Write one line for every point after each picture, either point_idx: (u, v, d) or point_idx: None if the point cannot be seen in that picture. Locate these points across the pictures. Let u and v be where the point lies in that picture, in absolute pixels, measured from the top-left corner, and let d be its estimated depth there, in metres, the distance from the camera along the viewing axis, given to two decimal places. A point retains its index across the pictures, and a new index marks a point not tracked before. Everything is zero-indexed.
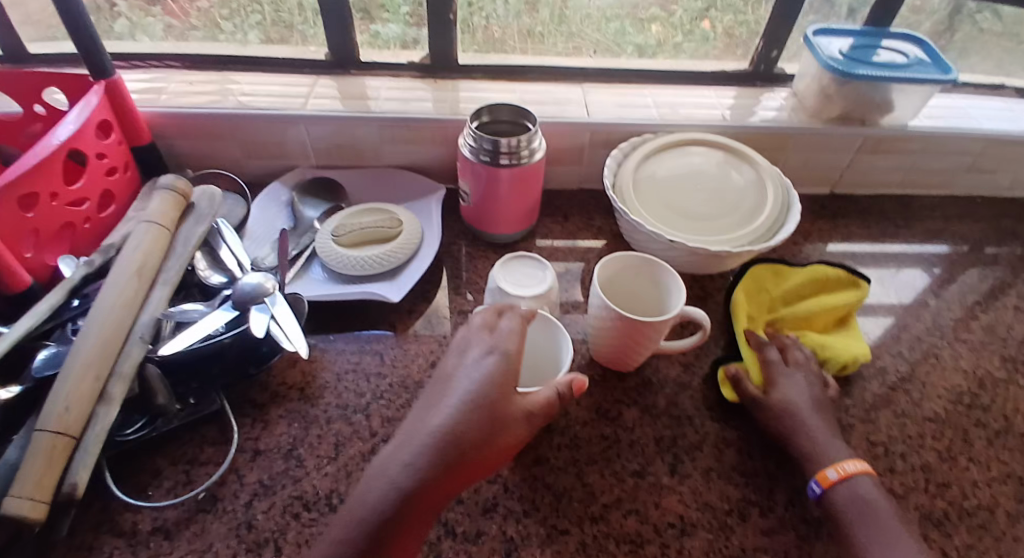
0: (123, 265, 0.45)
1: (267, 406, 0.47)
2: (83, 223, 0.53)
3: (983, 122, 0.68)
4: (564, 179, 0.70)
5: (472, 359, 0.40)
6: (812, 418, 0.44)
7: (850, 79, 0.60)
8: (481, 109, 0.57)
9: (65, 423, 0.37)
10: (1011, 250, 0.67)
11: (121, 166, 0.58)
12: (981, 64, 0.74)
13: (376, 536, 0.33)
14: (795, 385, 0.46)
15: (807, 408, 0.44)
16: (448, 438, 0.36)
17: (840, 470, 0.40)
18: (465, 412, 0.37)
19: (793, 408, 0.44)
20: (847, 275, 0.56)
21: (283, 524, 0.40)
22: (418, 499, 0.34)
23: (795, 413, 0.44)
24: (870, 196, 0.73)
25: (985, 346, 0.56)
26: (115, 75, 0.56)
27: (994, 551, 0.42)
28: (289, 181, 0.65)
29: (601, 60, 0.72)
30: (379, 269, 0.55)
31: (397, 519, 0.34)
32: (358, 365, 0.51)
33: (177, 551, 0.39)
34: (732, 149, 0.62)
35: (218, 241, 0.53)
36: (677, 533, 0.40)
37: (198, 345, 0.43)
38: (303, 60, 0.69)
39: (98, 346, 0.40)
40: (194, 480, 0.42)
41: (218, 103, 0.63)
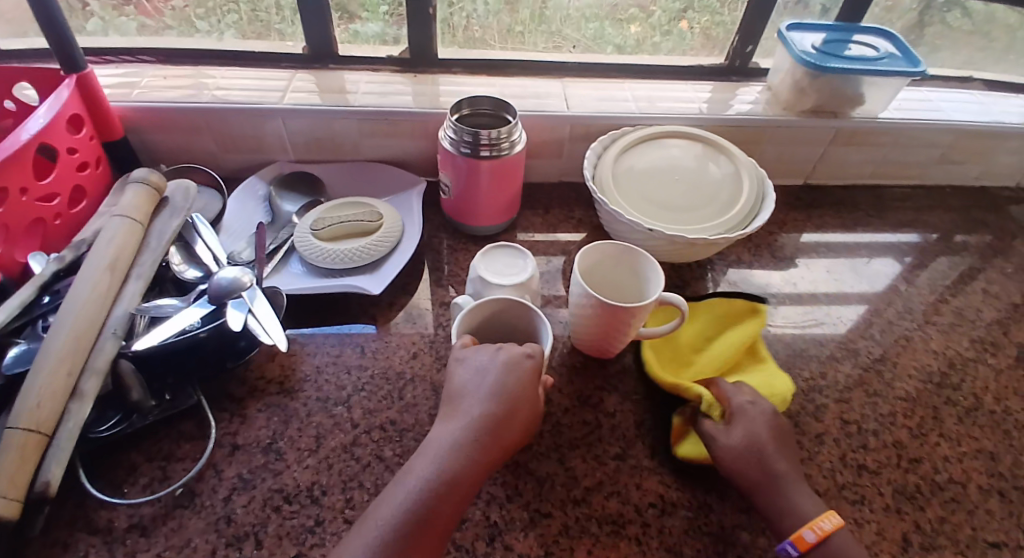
0: (96, 260, 0.45)
1: (246, 400, 0.46)
2: (53, 219, 0.52)
3: (951, 114, 0.70)
4: (544, 172, 0.70)
5: (498, 352, 0.42)
6: (777, 459, 0.40)
7: (823, 72, 0.62)
8: (461, 101, 0.57)
9: (38, 419, 0.36)
10: (979, 237, 0.69)
11: (92, 161, 0.57)
12: (949, 58, 0.77)
13: (425, 521, 0.34)
14: (753, 421, 0.42)
15: (771, 447, 0.41)
16: (489, 429, 0.38)
17: (818, 530, 0.36)
18: (503, 406, 0.39)
19: (756, 447, 0.41)
20: (747, 304, 0.54)
21: (264, 517, 0.40)
22: (460, 485, 0.36)
23: (761, 454, 0.40)
24: (844, 187, 0.74)
25: (955, 329, 0.58)
26: (87, 69, 0.55)
27: (966, 522, 0.43)
28: (266, 175, 0.64)
29: (581, 55, 0.72)
30: (359, 263, 0.55)
31: (444, 505, 0.35)
32: (339, 357, 0.50)
33: (154, 547, 0.38)
34: (710, 141, 0.63)
35: (193, 236, 0.52)
36: (658, 513, 0.41)
37: (173, 339, 0.42)
38: (280, 55, 0.68)
39: (70, 341, 0.40)
40: (171, 476, 0.41)
41: (194, 97, 0.62)
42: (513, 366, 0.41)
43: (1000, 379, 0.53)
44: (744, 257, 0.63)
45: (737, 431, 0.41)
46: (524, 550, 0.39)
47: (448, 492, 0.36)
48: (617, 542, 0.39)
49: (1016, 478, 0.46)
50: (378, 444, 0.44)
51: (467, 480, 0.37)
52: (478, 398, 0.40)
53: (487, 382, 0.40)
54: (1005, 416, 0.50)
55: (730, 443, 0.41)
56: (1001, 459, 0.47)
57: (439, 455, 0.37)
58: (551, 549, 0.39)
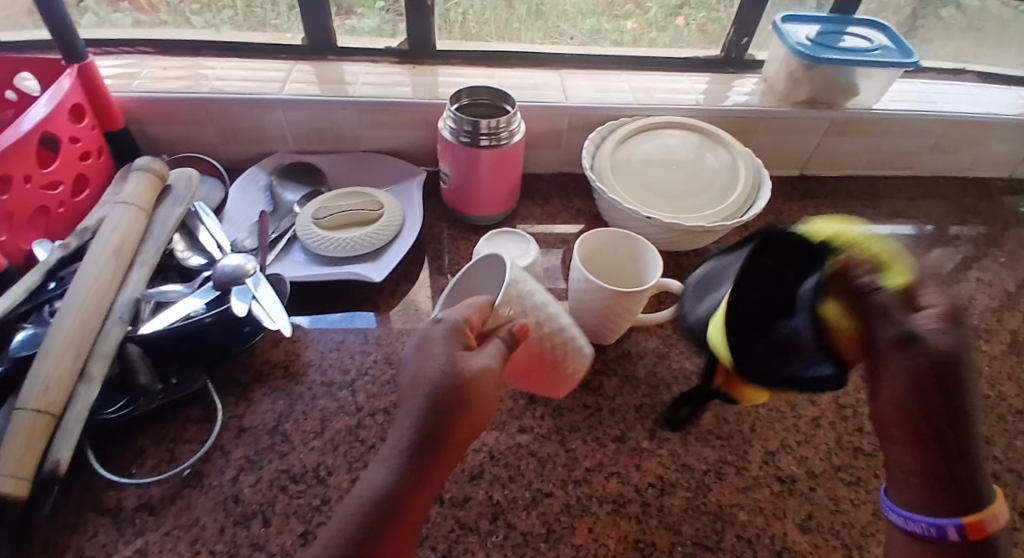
0: (101, 247, 0.45)
1: (251, 384, 0.47)
2: (57, 207, 0.52)
3: (944, 105, 0.71)
4: (543, 163, 0.71)
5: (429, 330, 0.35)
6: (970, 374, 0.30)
7: (817, 63, 0.62)
8: (460, 92, 0.57)
9: (46, 401, 0.37)
10: (971, 226, 0.70)
11: (94, 150, 0.57)
12: (943, 50, 0.77)
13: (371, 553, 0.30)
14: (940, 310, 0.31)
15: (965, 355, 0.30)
16: (434, 417, 0.32)
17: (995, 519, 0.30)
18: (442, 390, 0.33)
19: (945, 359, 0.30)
20: None
21: (271, 496, 0.40)
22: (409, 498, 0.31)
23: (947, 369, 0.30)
24: (838, 177, 0.75)
25: None
26: (88, 59, 0.55)
27: None
28: (267, 165, 0.64)
29: (578, 46, 0.73)
30: (361, 251, 0.55)
31: (395, 519, 0.31)
32: (343, 343, 0.51)
33: (163, 526, 0.39)
34: (707, 132, 0.64)
35: (195, 224, 0.53)
36: (657, 492, 0.42)
37: (178, 324, 0.43)
38: (279, 46, 0.68)
39: (77, 324, 0.40)
40: (178, 458, 0.42)
41: (193, 87, 0.62)
42: (455, 343, 0.34)
43: (992, 363, 0.55)
44: None
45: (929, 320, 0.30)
46: (526, 529, 0.39)
47: (403, 500, 0.31)
48: (618, 520, 0.40)
49: (1009, 461, 0.47)
50: (382, 426, 0.45)
51: (422, 484, 0.32)
52: (416, 388, 0.34)
53: (429, 362, 0.34)
54: (998, 400, 0.52)
55: (905, 377, 0.30)
56: (996, 442, 0.48)
57: (384, 466, 0.32)
58: (552, 527, 0.40)
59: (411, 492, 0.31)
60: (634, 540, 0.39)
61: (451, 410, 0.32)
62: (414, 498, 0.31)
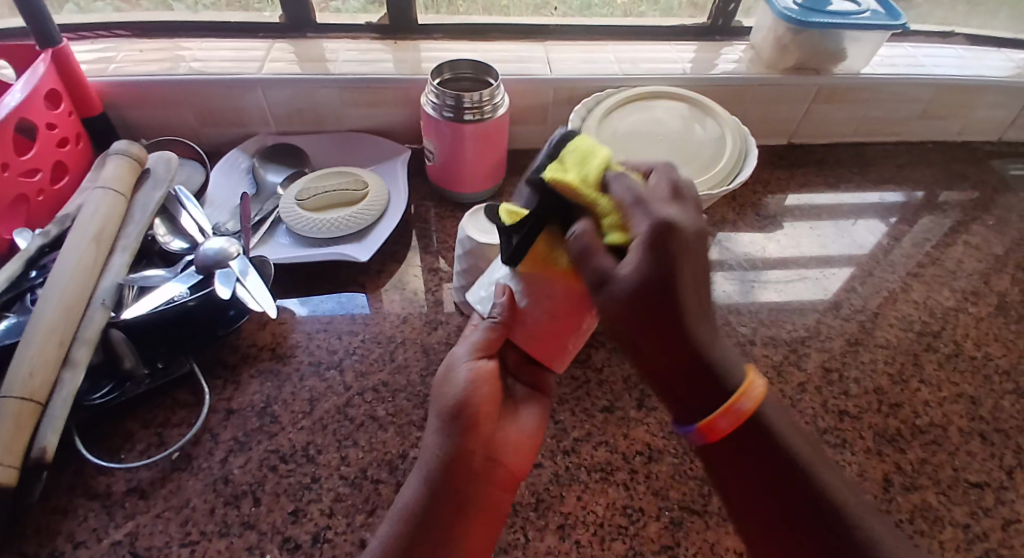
0: (80, 232, 0.45)
1: (239, 367, 0.47)
2: (37, 195, 0.52)
3: (934, 69, 0.70)
4: (529, 137, 0.70)
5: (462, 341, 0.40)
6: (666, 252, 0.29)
7: (804, 27, 0.61)
8: (441, 65, 0.56)
9: (31, 389, 0.37)
10: (961, 192, 0.70)
11: (73, 137, 0.56)
12: (932, 14, 0.76)
13: None
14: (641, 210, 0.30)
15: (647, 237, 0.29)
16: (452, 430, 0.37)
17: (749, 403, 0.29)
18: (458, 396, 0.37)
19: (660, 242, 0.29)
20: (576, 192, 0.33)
21: (261, 476, 0.41)
22: (432, 513, 0.35)
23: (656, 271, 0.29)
24: (827, 144, 0.75)
25: (937, 280, 0.59)
26: (63, 43, 0.54)
27: (948, 464, 0.44)
28: (250, 147, 0.64)
29: (563, 18, 0.72)
30: (346, 231, 0.55)
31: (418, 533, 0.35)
32: (330, 324, 0.51)
33: (154, 508, 0.39)
34: (695, 103, 0.63)
35: (178, 209, 0.52)
36: (645, 460, 0.42)
37: (160, 308, 0.42)
38: (256, 25, 0.67)
39: (60, 310, 0.40)
40: (167, 441, 0.42)
41: (171, 70, 0.61)
42: (461, 361, 0.39)
43: (979, 326, 0.55)
44: (728, 217, 0.64)
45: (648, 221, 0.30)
46: (516, 499, 0.40)
47: (455, 476, 0.36)
48: (606, 487, 0.41)
49: (997, 421, 0.48)
50: (371, 404, 0.45)
51: (472, 464, 0.36)
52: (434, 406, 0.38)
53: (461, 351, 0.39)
54: (985, 361, 0.52)
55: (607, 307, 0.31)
56: (983, 403, 0.49)
57: (416, 476, 0.37)
58: (541, 496, 0.40)
59: (457, 504, 0.36)
60: (622, 506, 0.40)
61: (459, 412, 0.37)
62: (472, 473, 0.36)
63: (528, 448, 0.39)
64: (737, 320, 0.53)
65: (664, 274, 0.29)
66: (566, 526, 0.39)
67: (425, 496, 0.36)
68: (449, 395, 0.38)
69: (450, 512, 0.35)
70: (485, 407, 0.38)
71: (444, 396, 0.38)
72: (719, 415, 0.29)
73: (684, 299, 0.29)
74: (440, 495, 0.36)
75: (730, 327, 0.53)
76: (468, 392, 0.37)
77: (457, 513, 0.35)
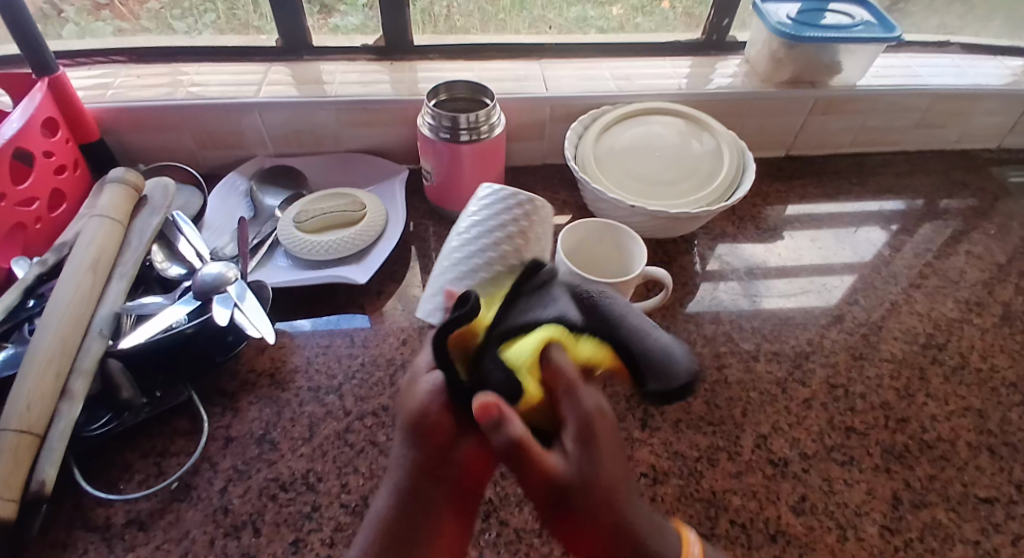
0: (77, 260, 0.45)
1: (238, 394, 0.46)
2: (35, 223, 0.51)
3: (930, 79, 0.70)
4: (527, 155, 0.70)
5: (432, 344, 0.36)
6: (602, 452, 0.30)
7: (798, 41, 0.62)
8: (437, 87, 0.56)
9: (28, 421, 0.37)
10: (962, 200, 0.70)
11: (70, 163, 0.56)
12: (928, 22, 0.76)
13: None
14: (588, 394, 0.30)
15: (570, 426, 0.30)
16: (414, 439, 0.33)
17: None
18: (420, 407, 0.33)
19: (586, 447, 0.29)
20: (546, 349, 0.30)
21: (261, 506, 0.40)
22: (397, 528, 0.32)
23: (586, 483, 0.29)
24: (825, 155, 0.75)
25: (941, 290, 0.58)
26: (59, 71, 0.54)
27: (957, 480, 0.44)
28: (248, 169, 0.64)
29: (560, 35, 0.72)
30: (344, 253, 0.54)
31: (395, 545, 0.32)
32: (329, 347, 0.50)
33: (153, 541, 0.38)
34: (692, 118, 0.62)
35: (175, 235, 0.52)
36: (650, 482, 0.42)
37: (160, 335, 0.42)
38: (255, 48, 0.67)
39: (57, 340, 0.40)
40: (165, 471, 0.42)
41: (168, 94, 0.61)
42: (422, 372, 0.34)
43: (984, 337, 0.54)
44: (728, 230, 0.63)
45: (592, 399, 0.30)
46: (519, 525, 0.39)
47: (424, 480, 0.33)
48: None
49: (1005, 434, 0.47)
50: (371, 429, 0.45)
51: (435, 470, 0.33)
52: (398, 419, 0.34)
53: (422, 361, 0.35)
54: (991, 373, 0.51)
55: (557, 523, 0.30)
56: (990, 416, 0.48)
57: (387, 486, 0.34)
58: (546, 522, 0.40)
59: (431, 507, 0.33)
60: None
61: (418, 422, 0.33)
62: (436, 479, 0.33)
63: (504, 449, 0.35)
64: (740, 335, 0.53)
65: (586, 485, 0.29)
66: None
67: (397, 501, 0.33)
68: (408, 405, 0.33)
69: (416, 517, 0.32)
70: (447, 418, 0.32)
71: (404, 407, 0.34)
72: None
73: (613, 490, 0.30)
74: (409, 499, 0.33)
75: (732, 343, 0.52)
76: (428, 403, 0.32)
77: (429, 519, 0.32)
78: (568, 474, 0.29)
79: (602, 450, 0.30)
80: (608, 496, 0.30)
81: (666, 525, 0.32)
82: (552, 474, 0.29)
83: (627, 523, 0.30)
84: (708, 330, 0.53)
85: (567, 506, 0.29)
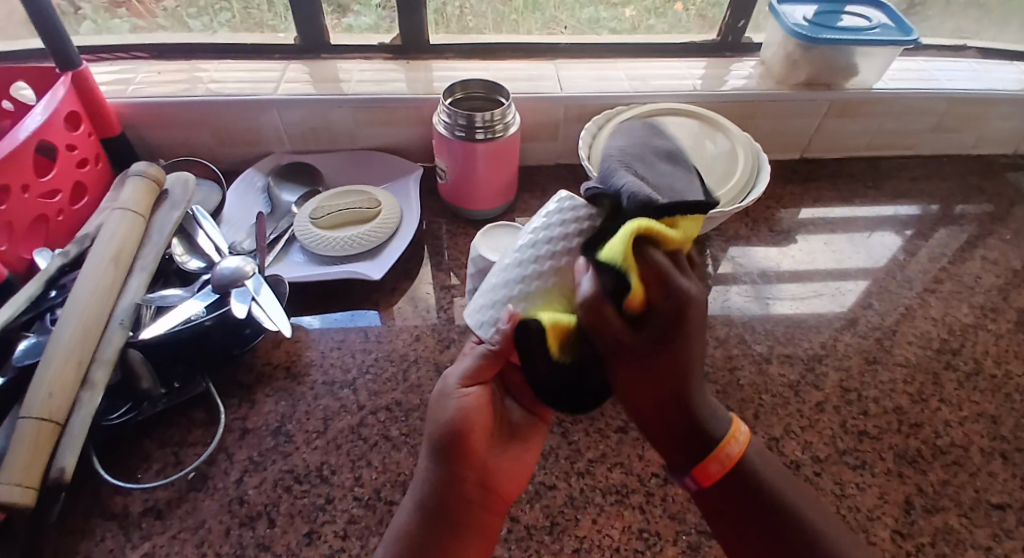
0: (99, 252, 0.46)
1: (253, 386, 0.47)
2: (57, 215, 0.53)
3: (947, 82, 0.70)
4: (540, 155, 0.70)
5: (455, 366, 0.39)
6: (689, 331, 0.30)
7: (814, 44, 0.61)
8: (453, 85, 0.57)
9: (49, 409, 0.37)
10: (978, 206, 0.69)
11: (92, 158, 0.57)
12: (945, 26, 0.76)
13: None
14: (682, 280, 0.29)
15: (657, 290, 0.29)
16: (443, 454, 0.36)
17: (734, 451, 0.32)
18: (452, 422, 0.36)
19: (669, 326, 0.29)
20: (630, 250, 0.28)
21: (275, 497, 0.41)
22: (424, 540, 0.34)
23: (661, 354, 0.29)
24: (840, 158, 0.74)
25: (956, 296, 0.58)
26: (82, 66, 0.55)
27: (970, 486, 0.43)
28: (265, 166, 0.64)
29: (574, 35, 0.72)
30: (359, 249, 0.55)
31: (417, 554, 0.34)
32: (344, 342, 0.51)
33: (170, 529, 0.39)
34: (706, 119, 0.62)
35: (194, 228, 0.53)
36: (661, 481, 0.42)
37: (180, 327, 0.43)
38: (272, 46, 0.68)
39: (79, 330, 0.41)
40: (182, 461, 0.42)
41: (188, 91, 0.62)
42: (451, 388, 0.37)
43: (999, 343, 0.54)
44: (741, 232, 0.63)
45: (686, 286, 0.29)
46: (530, 521, 0.40)
47: (450, 494, 0.35)
48: (622, 510, 0.40)
49: (1020, 441, 0.47)
50: (385, 424, 0.45)
51: (462, 486, 0.35)
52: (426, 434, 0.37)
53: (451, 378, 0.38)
54: (1006, 379, 0.51)
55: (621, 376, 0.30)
56: (1004, 422, 0.48)
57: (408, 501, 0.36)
58: (557, 519, 0.40)
59: (453, 522, 0.35)
60: (638, 530, 0.40)
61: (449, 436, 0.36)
62: (463, 495, 0.35)
63: (522, 473, 0.39)
64: (752, 338, 0.53)
65: (661, 355, 0.29)
66: (582, 550, 0.39)
67: (417, 514, 0.35)
68: (440, 418, 0.36)
69: (438, 531, 0.35)
70: (476, 433, 0.36)
71: (435, 420, 0.36)
72: (710, 463, 0.31)
73: (686, 359, 0.30)
74: (437, 519, 0.35)
75: (744, 345, 0.52)
76: (460, 418, 0.36)
77: (451, 534, 0.35)
78: (645, 335, 0.29)
79: (687, 336, 0.30)
80: (678, 373, 0.30)
81: (720, 410, 0.33)
82: (621, 334, 0.29)
83: (688, 403, 0.31)
84: (719, 331, 0.53)
85: (636, 363, 0.30)
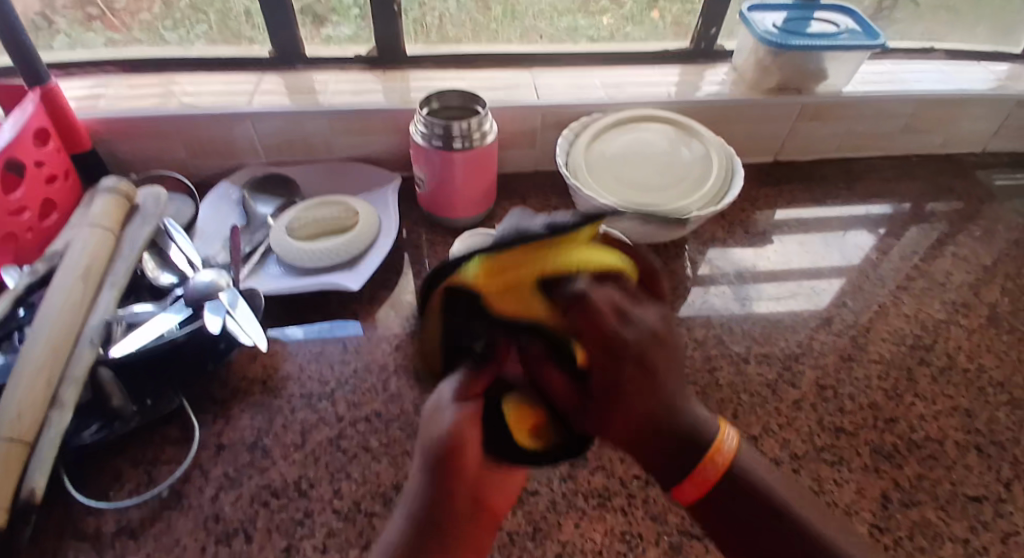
0: (69, 269, 0.45)
1: (229, 401, 0.46)
2: (25, 233, 0.52)
3: (915, 85, 0.72)
4: (519, 162, 0.71)
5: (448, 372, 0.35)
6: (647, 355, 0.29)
7: (784, 50, 0.63)
8: (429, 96, 0.57)
9: (18, 429, 0.36)
10: (947, 204, 0.71)
11: (62, 173, 0.56)
12: (911, 30, 0.78)
13: None
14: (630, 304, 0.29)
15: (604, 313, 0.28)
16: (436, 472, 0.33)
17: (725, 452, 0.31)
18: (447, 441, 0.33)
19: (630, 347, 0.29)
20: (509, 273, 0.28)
21: (252, 513, 0.40)
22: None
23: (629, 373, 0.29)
24: (813, 161, 0.76)
25: (929, 292, 0.59)
26: (51, 81, 0.54)
27: (947, 479, 0.44)
28: (240, 178, 0.64)
29: (550, 44, 0.73)
30: (336, 260, 0.55)
31: None
32: (322, 353, 0.50)
33: (143, 550, 0.38)
34: (680, 124, 0.63)
35: (167, 243, 0.52)
36: (642, 484, 0.42)
37: (151, 344, 0.42)
38: (248, 58, 0.68)
39: (48, 349, 0.40)
40: (156, 480, 0.41)
41: (161, 105, 0.62)
42: (445, 402, 0.33)
43: (972, 338, 0.55)
44: (718, 235, 0.64)
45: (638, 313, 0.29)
46: (512, 529, 0.39)
47: (442, 510, 0.33)
48: (603, 515, 0.40)
49: (994, 433, 0.47)
50: (364, 435, 0.45)
51: (453, 505, 0.34)
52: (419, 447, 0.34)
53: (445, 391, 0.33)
54: (979, 373, 0.52)
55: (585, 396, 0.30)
56: (978, 414, 0.49)
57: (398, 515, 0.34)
58: (539, 526, 0.40)
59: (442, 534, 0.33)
60: (620, 534, 0.39)
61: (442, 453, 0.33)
62: (455, 513, 0.34)
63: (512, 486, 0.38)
64: (730, 338, 0.53)
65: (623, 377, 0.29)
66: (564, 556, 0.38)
67: (405, 536, 0.33)
68: (432, 434, 0.33)
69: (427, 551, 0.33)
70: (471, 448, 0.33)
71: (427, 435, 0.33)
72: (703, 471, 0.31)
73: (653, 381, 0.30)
74: (425, 536, 0.33)
75: (723, 346, 0.52)
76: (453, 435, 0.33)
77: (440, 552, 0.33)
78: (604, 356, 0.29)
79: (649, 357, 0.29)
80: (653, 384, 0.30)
81: (709, 418, 0.32)
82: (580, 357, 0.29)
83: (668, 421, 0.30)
84: (699, 333, 0.53)
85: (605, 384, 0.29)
